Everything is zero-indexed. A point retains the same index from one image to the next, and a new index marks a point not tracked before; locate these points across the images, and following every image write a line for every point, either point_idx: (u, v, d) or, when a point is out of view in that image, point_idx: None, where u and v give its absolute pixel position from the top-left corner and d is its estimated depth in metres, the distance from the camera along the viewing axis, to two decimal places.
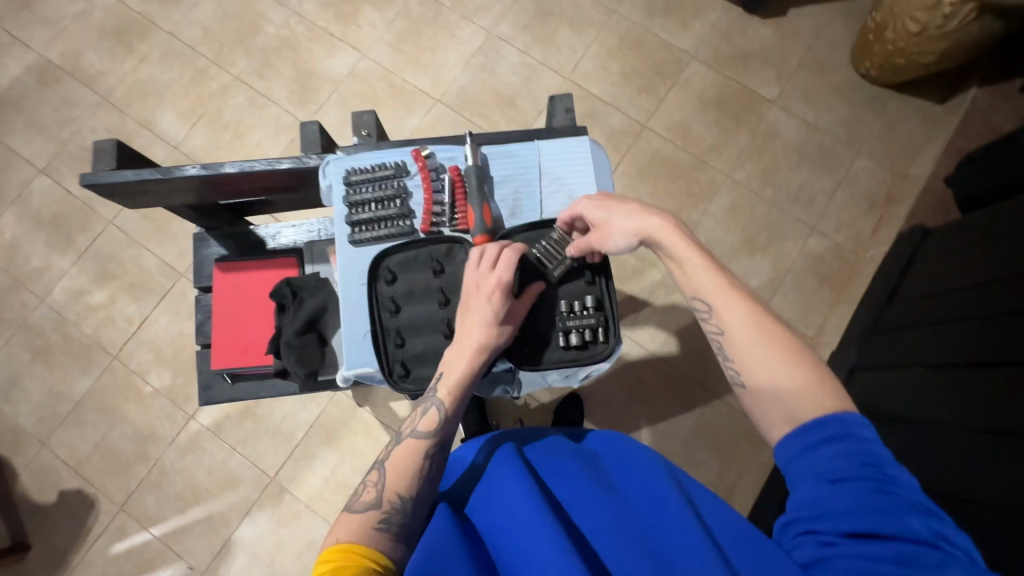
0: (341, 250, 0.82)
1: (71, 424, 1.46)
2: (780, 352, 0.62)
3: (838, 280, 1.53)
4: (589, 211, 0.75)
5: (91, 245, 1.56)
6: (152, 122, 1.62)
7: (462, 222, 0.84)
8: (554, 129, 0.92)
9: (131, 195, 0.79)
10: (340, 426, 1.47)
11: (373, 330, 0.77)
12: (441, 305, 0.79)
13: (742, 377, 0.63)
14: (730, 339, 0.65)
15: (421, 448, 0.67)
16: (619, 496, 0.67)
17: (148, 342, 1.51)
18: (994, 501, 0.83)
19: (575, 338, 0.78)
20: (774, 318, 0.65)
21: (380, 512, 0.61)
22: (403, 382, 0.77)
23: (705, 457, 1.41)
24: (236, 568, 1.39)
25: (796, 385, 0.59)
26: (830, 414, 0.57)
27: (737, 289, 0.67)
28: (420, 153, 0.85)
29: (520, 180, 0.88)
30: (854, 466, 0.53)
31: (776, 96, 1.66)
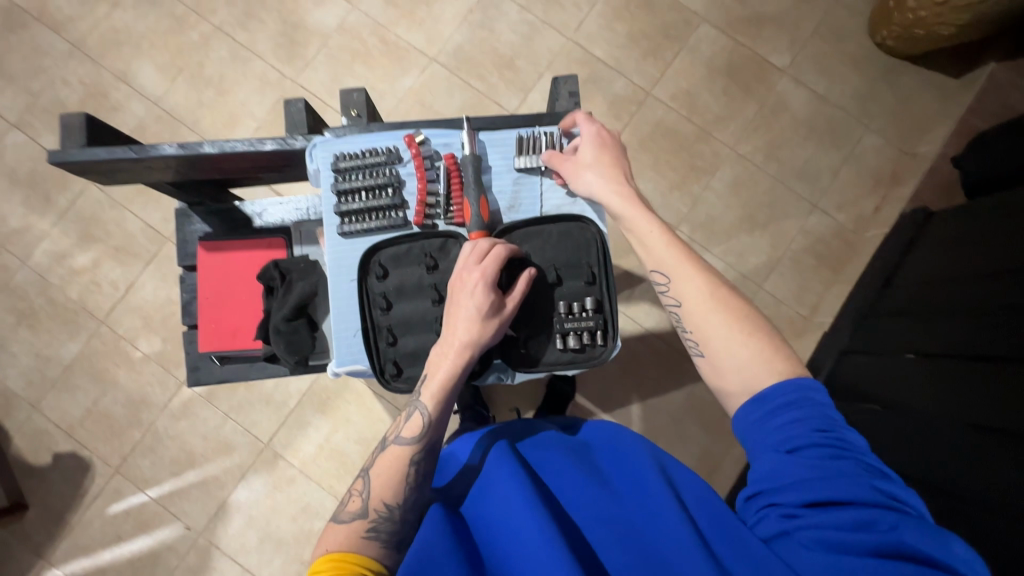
0: (330, 241, 0.79)
1: (61, 388, 1.46)
2: (732, 322, 0.64)
3: (836, 260, 1.52)
4: (587, 138, 0.78)
5: (71, 206, 1.51)
6: (129, 75, 1.53)
7: (458, 215, 0.80)
8: (557, 114, 0.87)
9: (104, 172, 0.74)
10: (333, 395, 1.47)
11: (364, 328, 0.76)
12: (433, 302, 0.77)
13: (700, 348, 0.65)
14: (686, 306, 0.67)
15: (407, 455, 0.67)
16: (610, 487, 0.67)
17: (136, 308, 1.49)
18: (988, 499, 0.85)
19: (572, 341, 0.77)
20: (729, 289, 0.67)
21: (367, 521, 0.63)
22: (394, 382, 0.76)
23: (693, 432, 1.44)
24: (233, 529, 1.43)
25: (746, 356, 0.62)
26: (785, 382, 0.59)
27: (696, 263, 0.68)
28: (414, 139, 0.80)
29: (521, 168, 0.83)
30: (812, 434, 0.55)
31: (787, 65, 1.59)
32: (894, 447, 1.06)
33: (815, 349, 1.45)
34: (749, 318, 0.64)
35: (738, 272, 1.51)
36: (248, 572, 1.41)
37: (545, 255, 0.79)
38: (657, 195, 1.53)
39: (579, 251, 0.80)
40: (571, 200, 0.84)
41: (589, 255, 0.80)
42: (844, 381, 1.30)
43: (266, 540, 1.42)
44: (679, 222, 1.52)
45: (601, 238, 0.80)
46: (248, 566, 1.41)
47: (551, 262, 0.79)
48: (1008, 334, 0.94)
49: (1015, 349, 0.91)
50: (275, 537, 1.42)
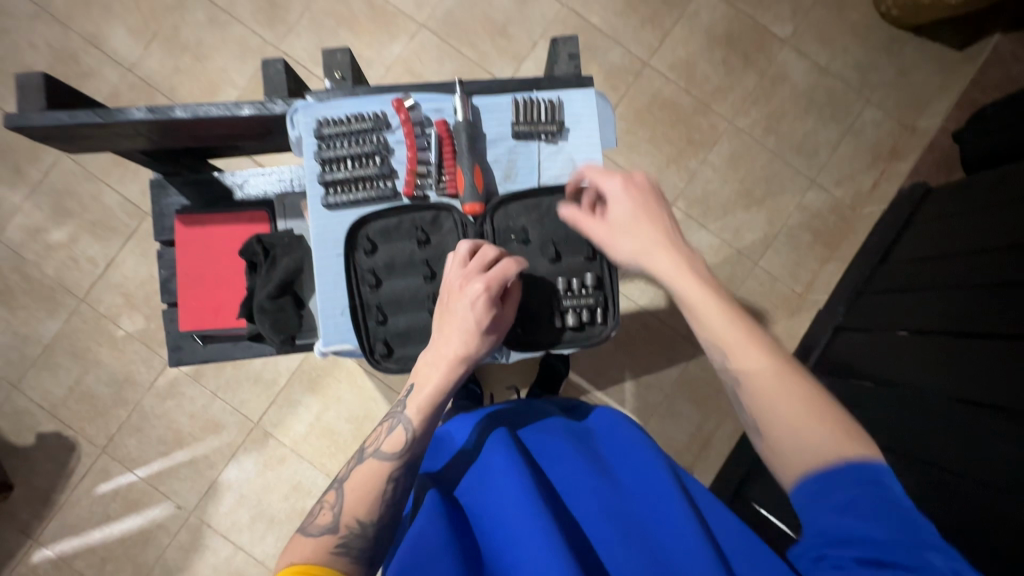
0: (313, 212, 0.75)
1: (42, 368, 1.42)
2: (802, 402, 0.59)
3: (832, 237, 1.50)
4: (617, 193, 0.71)
5: (44, 178, 1.44)
6: (100, 39, 1.44)
7: (451, 186, 0.77)
8: (554, 78, 0.82)
9: (68, 139, 0.69)
10: (323, 373, 1.45)
11: (352, 305, 0.73)
12: (426, 279, 0.75)
13: (762, 430, 0.61)
14: (745, 382, 0.62)
15: (384, 471, 0.65)
16: (613, 480, 0.70)
17: (117, 285, 1.44)
18: (982, 476, 0.85)
19: (571, 319, 0.75)
20: (794, 364, 0.63)
21: (335, 536, 0.60)
22: (385, 362, 0.74)
23: (686, 409, 1.44)
24: (224, 507, 1.42)
25: (820, 441, 0.58)
26: (856, 461, 0.56)
27: (758, 338, 0.63)
28: (403, 103, 0.76)
29: (517, 136, 0.80)
30: (870, 494, 0.54)
31: (789, 35, 1.54)
32: (885, 423, 1.07)
33: (809, 326, 1.45)
34: (819, 395, 0.60)
35: (734, 248, 1.49)
36: (241, 549, 1.41)
37: (543, 230, 0.77)
38: (654, 169, 1.50)
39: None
40: (570, 169, 0.80)
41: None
42: (837, 358, 1.30)
43: (258, 518, 1.42)
44: (676, 197, 1.49)
45: (601, 210, 0.77)
46: (240, 544, 1.41)
47: (549, 236, 0.77)
48: (1001, 312, 0.94)
49: (1017, 324, 0.91)
50: (267, 515, 1.42)
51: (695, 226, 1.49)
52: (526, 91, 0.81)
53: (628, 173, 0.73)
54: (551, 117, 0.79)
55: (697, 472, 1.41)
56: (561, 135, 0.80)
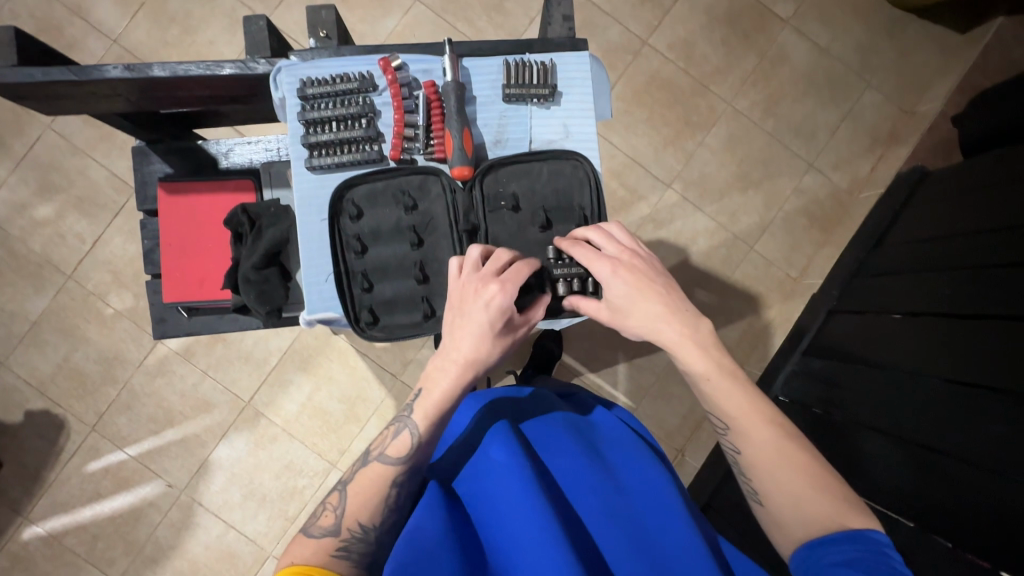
0: (297, 175, 0.74)
1: (29, 345, 1.40)
2: (802, 472, 0.61)
3: (829, 221, 1.50)
4: (608, 280, 0.67)
5: (28, 152, 1.41)
6: (85, 9, 1.40)
7: (439, 149, 0.75)
8: (547, 40, 0.80)
9: (42, 98, 0.67)
10: (315, 353, 1.44)
11: (337, 271, 0.72)
12: (412, 246, 0.74)
13: (760, 496, 0.63)
14: (749, 461, 0.63)
15: (388, 475, 0.66)
16: (613, 475, 0.70)
17: (105, 263, 1.42)
18: (974, 458, 0.86)
19: (562, 288, 0.73)
20: (798, 440, 0.63)
21: (337, 539, 0.61)
22: (370, 330, 0.73)
23: (679, 391, 1.44)
24: (215, 486, 1.42)
25: (819, 510, 0.59)
26: (858, 531, 0.57)
27: (763, 410, 0.64)
28: (390, 63, 0.74)
29: (507, 100, 0.78)
30: (874, 563, 0.54)
31: (790, 14, 1.52)
32: (878, 406, 1.07)
33: (803, 311, 1.45)
34: (818, 469, 0.61)
35: (730, 232, 1.48)
36: (232, 528, 1.41)
37: (533, 197, 0.76)
38: (651, 150, 1.48)
39: (569, 193, 0.76)
40: (562, 135, 0.79)
41: (579, 197, 0.76)
42: (830, 341, 1.30)
43: (249, 496, 1.42)
44: (672, 179, 1.48)
45: (594, 177, 0.76)
46: (232, 522, 1.41)
47: (539, 204, 0.76)
48: (1002, 295, 0.93)
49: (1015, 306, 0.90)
50: (258, 494, 1.42)
51: (691, 209, 1.48)
52: (519, 54, 0.79)
53: (614, 250, 0.69)
54: (544, 81, 0.77)
55: (688, 455, 1.41)
56: (553, 99, 0.78)
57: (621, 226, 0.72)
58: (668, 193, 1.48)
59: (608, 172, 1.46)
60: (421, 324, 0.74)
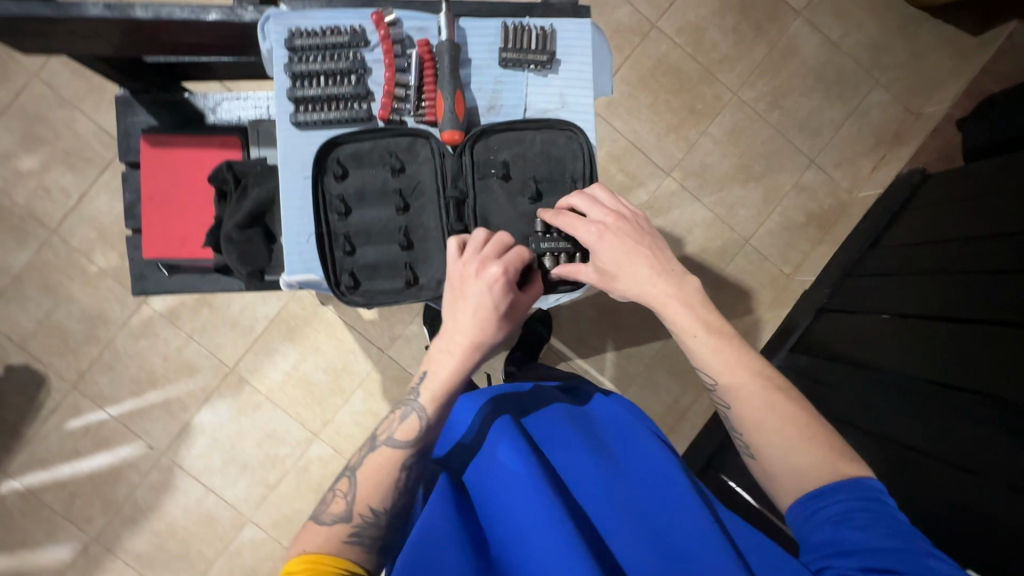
0: (282, 131, 0.72)
1: (10, 299, 1.37)
2: (790, 428, 0.61)
3: (826, 219, 1.49)
4: (596, 245, 0.66)
5: (14, 101, 1.37)
6: None
7: (430, 112, 0.73)
8: (549, 5, 0.77)
9: (19, 35, 0.64)
10: (302, 322, 1.43)
11: (318, 232, 0.71)
12: (398, 211, 0.73)
13: (751, 450, 0.63)
14: (738, 416, 0.63)
15: (398, 460, 0.65)
16: (614, 463, 0.69)
17: (91, 219, 1.39)
18: (964, 462, 0.85)
19: (549, 263, 0.72)
20: (784, 390, 0.63)
21: (349, 525, 0.61)
22: (351, 295, 0.72)
23: (664, 380, 1.44)
24: (197, 450, 1.41)
25: (809, 460, 0.59)
26: (851, 479, 0.57)
27: (750, 366, 0.64)
28: (382, 18, 0.72)
29: (504, 65, 0.75)
30: (869, 514, 0.55)
31: (803, 5, 1.49)
32: (865, 407, 1.06)
33: (793, 307, 1.44)
34: (806, 418, 0.61)
35: (727, 224, 1.47)
36: (212, 492, 1.41)
37: (525, 166, 0.74)
38: (652, 137, 1.46)
39: (561, 164, 0.75)
40: (558, 104, 0.77)
41: (572, 168, 0.75)
42: (818, 339, 1.30)
43: (230, 462, 1.41)
44: (673, 167, 1.46)
45: (588, 148, 0.74)
46: (212, 487, 1.41)
47: (530, 173, 0.74)
48: (994, 299, 0.93)
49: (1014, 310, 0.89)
50: (240, 460, 1.41)
51: (689, 199, 1.46)
52: (518, 17, 0.77)
53: (597, 214, 0.67)
54: (542, 46, 0.75)
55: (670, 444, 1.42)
56: (551, 67, 0.76)
57: (604, 188, 0.70)
58: (667, 181, 1.46)
59: (608, 156, 1.44)
60: (402, 291, 0.73)
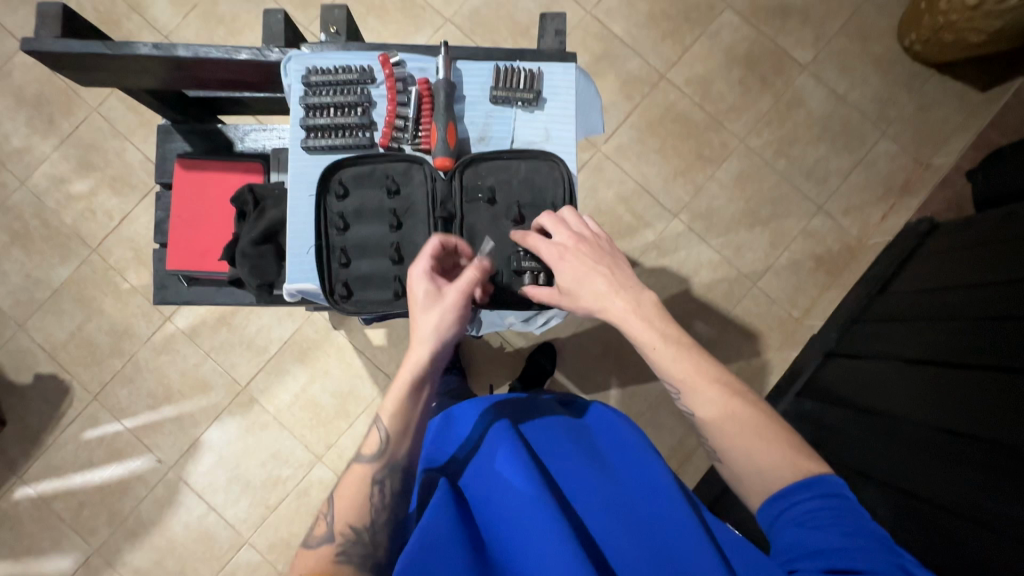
0: (292, 154, 0.79)
1: (47, 311, 1.47)
2: (753, 428, 0.64)
3: (835, 265, 1.49)
4: (558, 266, 0.71)
5: (74, 131, 1.51)
6: (142, 6, 1.50)
7: (426, 141, 0.80)
8: (538, 52, 0.83)
9: (80, 70, 0.74)
10: (313, 345, 1.47)
11: (317, 245, 0.76)
12: (391, 228, 0.78)
13: (717, 453, 0.65)
14: (702, 420, 0.66)
15: (367, 472, 0.66)
16: (611, 475, 0.72)
17: (129, 240, 1.49)
18: (958, 508, 0.85)
19: (526, 281, 0.77)
20: (743, 395, 0.66)
21: (334, 545, 0.63)
22: (343, 304, 0.76)
23: (669, 422, 1.42)
24: (203, 467, 1.44)
25: (768, 461, 0.62)
26: (815, 477, 0.59)
27: (708, 371, 0.67)
28: (388, 59, 0.80)
29: (494, 102, 0.82)
30: (830, 513, 0.57)
31: (809, 60, 1.55)
32: (861, 448, 1.06)
33: (800, 353, 1.43)
34: (771, 422, 0.64)
35: (733, 266, 1.49)
36: (213, 510, 1.42)
37: (510, 193, 0.79)
38: (660, 180, 1.50)
39: (542, 192, 0.79)
40: (543, 138, 0.82)
41: (555, 196, 0.79)
42: (824, 383, 1.29)
43: (234, 481, 1.44)
44: (680, 210, 1.50)
45: (568, 179, 0.79)
46: (214, 505, 1.43)
47: (514, 199, 0.79)
48: (996, 345, 0.93)
49: (1015, 358, 0.88)
50: (243, 479, 1.44)
51: (696, 240, 1.49)
52: (510, 61, 0.83)
53: (560, 236, 0.73)
54: (529, 86, 0.81)
55: None
56: (537, 104, 0.82)
57: (573, 211, 0.75)
58: (673, 223, 1.49)
59: (617, 197, 1.49)
60: (391, 302, 0.77)
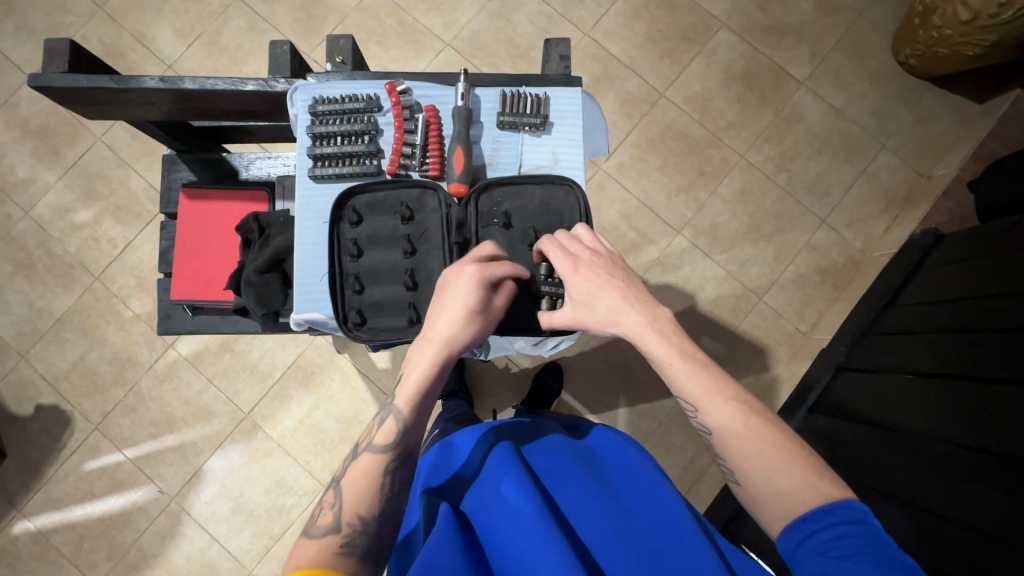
0: (300, 183, 0.79)
1: (49, 340, 1.46)
2: (775, 449, 0.62)
3: (840, 278, 1.48)
4: (570, 278, 0.70)
5: (78, 161, 1.52)
6: (147, 38, 1.52)
7: (433, 167, 0.80)
8: (543, 77, 0.84)
9: (86, 104, 0.74)
10: (318, 370, 1.46)
11: (332, 273, 0.75)
12: (406, 254, 0.77)
13: (737, 476, 0.64)
14: (719, 441, 0.65)
15: (381, 463, 0.65)
16: (621, 503, 0.69)
17: (132, 267, 1.49)
18: (980, 526, 0.82)
19: (546, 305, 0.76)
20: (763, 416, 0.65)
21: (339, 536, 0.60)
22: (357, 331, 0.75)
23: (679, 440, 1.40)
24: (205, 496, 1.42)
25: (790, 484, 0.60)
26: (838, 502, 0.58)
27: (726, 391, 0.66)
28: (395, 88, 0.80)
29: (502, 127, 0.82)
30: (854, 542, 0.54)
31: (806, 76, 1.57)
32: (877, 465, 1.04)
33: (810, 367, 1.41)
34: (793, 443, 0.63)
35: (739, 281, 1.48)
36: (216, 541, 1.39)
37: (525, 218, 0.79)
38: (663, 197, 1.51)
39: (558, 216, 0.79)
40: (551, 162, 0.82)
41: (570, 220, 0.79)
42: (835, 398, 1.27)
43: (237, 511, 1.41)
44: (683, 226, 1.50)
45: (584, 202, 0.78)
46: (217, 535, 1.40)
47: (530, 224, 0.78)
48: (1009, 358, 0.92)
49: None
50: (246, 508, 1.41)
51: (700, 256, 1.49)
52: (515, 86, 0.84)
53: (575, 250, 0.72)
54: (537, 111, 0.82)
55: None
56: (544, 128, 0.82)
57: (587, 228, 0.75)
58: (677, 239, 1.49)
59: (620, 215, 1.49)
60: (405, 329, 0.76)
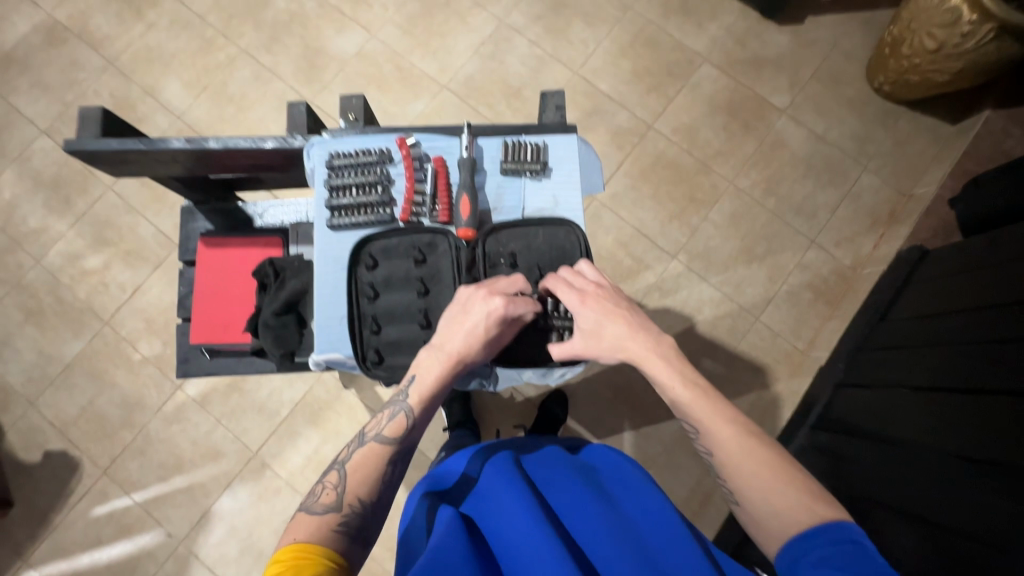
0: (318, 232, 0.83)
1: (58, 387, 1.47)
2: (773, 468, 0.65)
3: (833, 296, 1.52)
4: (577, 309, 0.74)
5: (88, 209, 1.56)
6: (156, 90, 1.59)
7: (443, 213, 0.84)
8: (540, 125, 0.90)
9: (115, 164, 0.79)
10: (325, 406, 1.48)
11: (350, 315, 0.79)
12: (419, 294, 0.81)
13: (736, 496, 0.66)
14: (722, 463, 0.67)
15: (384, 453, 0.69)
16: (620, 512, 0.71)
17: (141, 311, 1.52)
18: (987, 537, 0.82)
19: (555, 338, 0.80)
20: (757, 435, 0.68)
21: (338, 515, 0.63)
22: (375, 369, 0.79)
23: (686, 463, 1.41)
24: (214, 538, 1.41)
25: (786, 503, 0.62)
26: (832, 522, 0.60)
27: (727, 413, 0.69)
28: (405, 141, 0.85)
29: (505, 173, 0.87)
30: (847, 556, 0.56)
31: (787, 105, 1.64)
32: (883, 480, 1.04)
33: (810, 385, 1.43)
34: (791, 465, 0.65)
35: (735, 303, 1.52)
36: None
37: (530, 256, 0.82)
38: (656, 224, 1.56)
39: (562, 254, 0.83)
40: (552, 204, 0.87)
41: (573, 257, 0.83)
42: (836, 415, 1.29)
43: (246, 552, 1.40)
44: (678, 251, 1.54)
45: (584, 241, 0.82)
46: None
47: (535, 262, 0.82)
48: (1003, 368, 0.94)
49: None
50: (256, 549, 1.40)
51: (696, 279, 1.53)
52: (516, 135, 0.89)
53: (580, 283, 0.76)
54: (536, 158, 0.87)
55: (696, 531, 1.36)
56: (544, 173, 0.87)
57: (590, 264, 0.78)
58: (672, 264, 1.53)
59: (616, 242, 1.54)
60: None
